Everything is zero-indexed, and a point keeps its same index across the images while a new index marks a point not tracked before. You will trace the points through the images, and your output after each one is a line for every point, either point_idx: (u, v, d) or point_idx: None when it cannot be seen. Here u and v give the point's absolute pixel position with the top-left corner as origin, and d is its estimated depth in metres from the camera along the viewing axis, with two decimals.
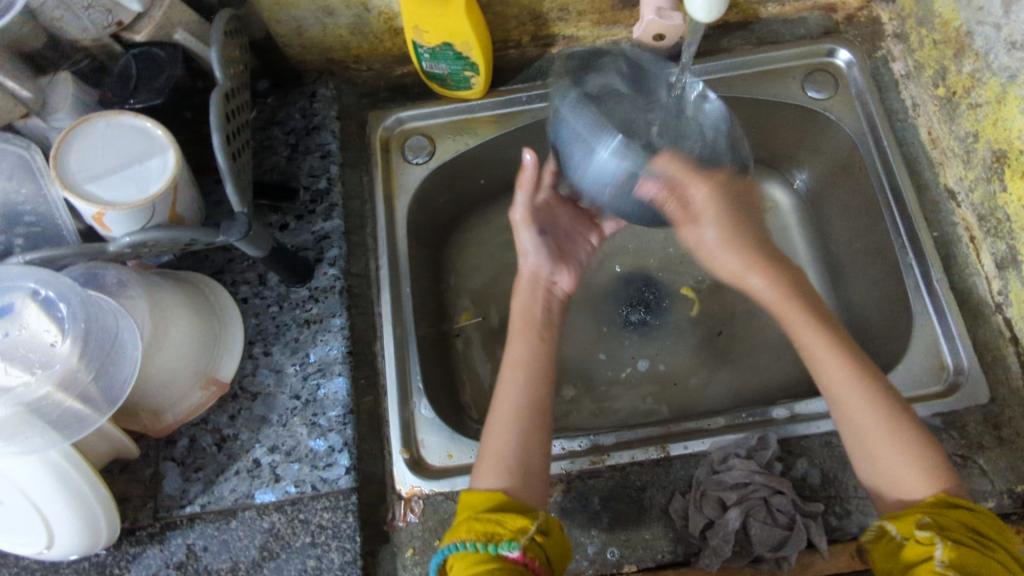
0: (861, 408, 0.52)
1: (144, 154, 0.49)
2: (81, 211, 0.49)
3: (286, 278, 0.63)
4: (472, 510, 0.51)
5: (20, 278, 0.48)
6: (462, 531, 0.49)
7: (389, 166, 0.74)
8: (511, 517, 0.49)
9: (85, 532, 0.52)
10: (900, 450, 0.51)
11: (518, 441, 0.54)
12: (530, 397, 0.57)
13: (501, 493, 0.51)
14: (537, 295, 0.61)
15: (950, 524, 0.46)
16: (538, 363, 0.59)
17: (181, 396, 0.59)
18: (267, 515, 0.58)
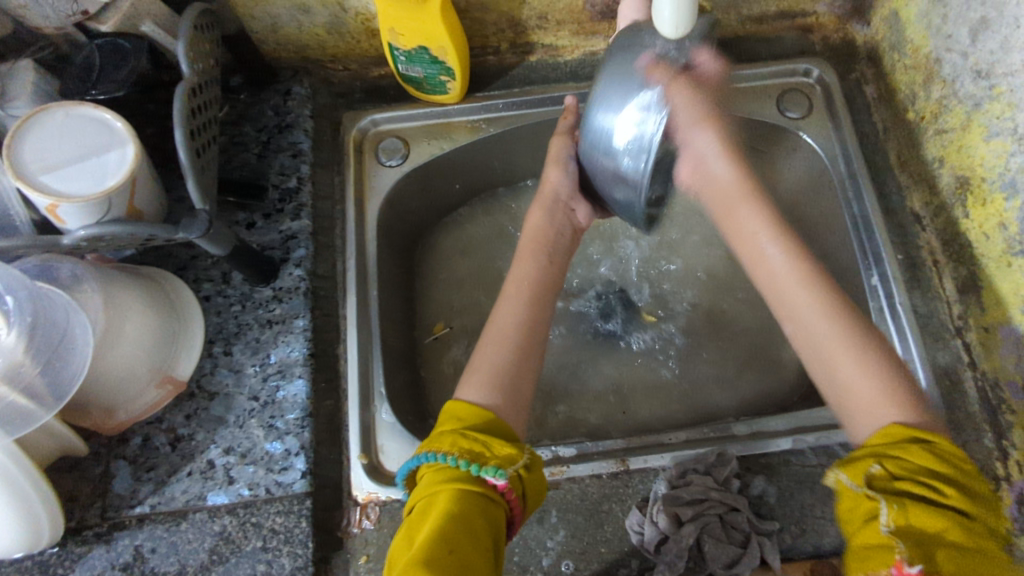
0: (819, 333, 0.51)
1: (102, 147, 0.48)
2: (35, 204, 0.48)
3: (249, 277, 0.62)
4: (458, 422, 0.51)
5: None
6: (445, 444, 0.49)
7: (361, 168, 0.73)
8: (497, 444, 0.49)
9: (26, 529, 0.50)
10: (867, 376, 0.48)
11: (514, 357, 0.55)
12: (535, 315, 0.58)
13: (489, 410, 0.51)
14: (551, 222, 0.62)
15: (904, 474, 0.43)
16: (545, 283, 0.60)
17: (136, 393, 0.58)
18: (219, 518, 0.57)
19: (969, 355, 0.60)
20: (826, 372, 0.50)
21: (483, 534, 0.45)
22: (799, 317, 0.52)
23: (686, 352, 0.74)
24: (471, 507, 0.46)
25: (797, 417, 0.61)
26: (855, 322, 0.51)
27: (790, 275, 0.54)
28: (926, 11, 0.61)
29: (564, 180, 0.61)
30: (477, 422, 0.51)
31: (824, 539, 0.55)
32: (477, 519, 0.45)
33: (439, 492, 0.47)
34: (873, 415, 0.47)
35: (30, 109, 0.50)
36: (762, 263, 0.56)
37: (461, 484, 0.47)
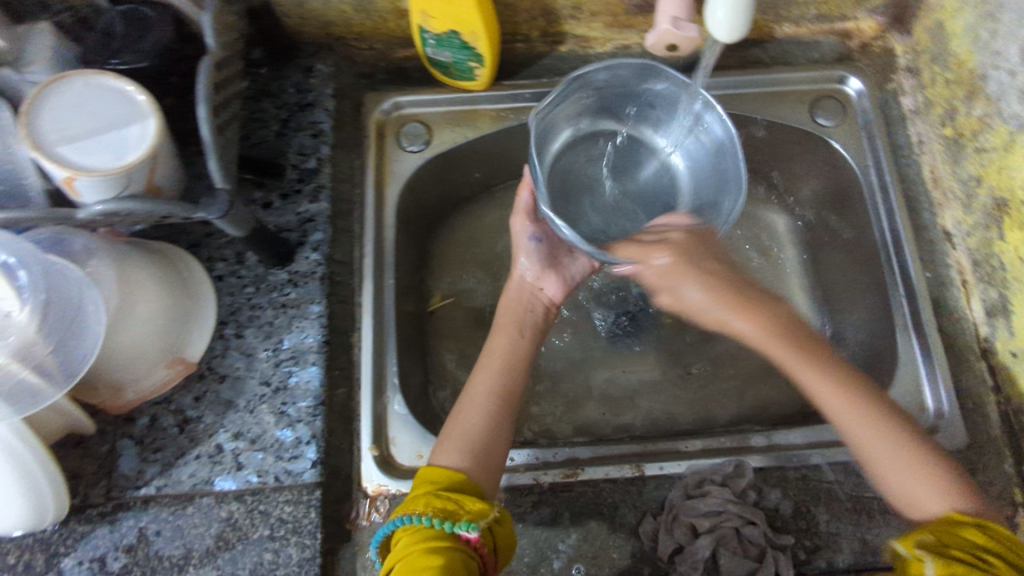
0: (869, 438, 0.52)
1: (123, 120, 0.46)
2: (51, 174, 0.46)
3: (265, 258, 0.61)
4: (432, 485, 0.50)
5: None
6: (419, 504, 0.48)
7: (383, 152, 0.71)
8: (469, 500, 0.48)
9: (33, 511, 0.49)
10: (920, 475, 0.50)
11: (488, 428, 0.55)
12: (506, 384, 0.57)
13: (459, 473, 0.51)
14: (522, 297, 0.63)
15: (952, 543, 0.46)
16: (514, 355, 0.59)
17: (145, 373, 0.56)
18: (226, 504, 0.56)
19: (993, 378, 0.59)
20: (864, 464, 0.52)
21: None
22: (857, 433, 0.52)
23: (701, 358, 0.73)
24: (451, 564, 0.44)
25: (813, 429, 0.62)
26: (892, 422, 0.52)
27: (844, 404, 0.52)
28: (974, 25, 0.60)
29: (530, 266, 0.63)
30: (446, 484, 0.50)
31: (836, 556, 0.56)
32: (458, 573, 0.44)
33: (415, 549, 0.45)
34: (925, 505, 0.50)
35: (49, 76, 0.48)
36: (821, 394, 0.53)
37: (438, 541, 0.46)
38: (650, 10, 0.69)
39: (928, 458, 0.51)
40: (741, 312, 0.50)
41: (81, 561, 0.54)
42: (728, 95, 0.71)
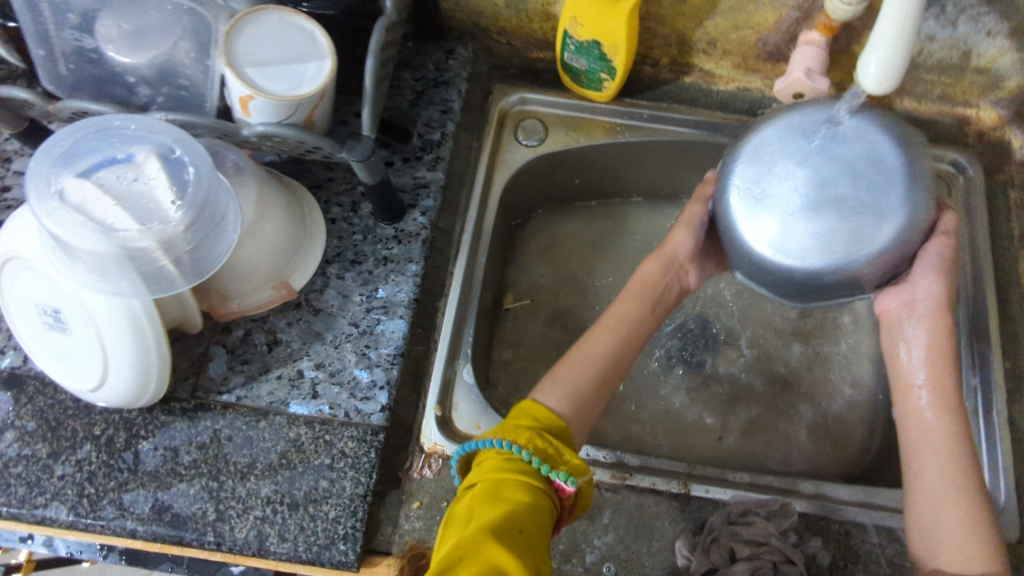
0: (935, 481, 0.53)
1: (303, 56, 0.51)
2: (231, 89, 0.51)
3: (379, 211, 0.65)
4: (534, 422, 0.53)
5: (159, 134, 0.50)
6: (523, 435, 0.51)
7: (499, 140, 0.75)
8: (570, 454, 0.50)
9: (134, 388, 0.53)
10: (966, 531, 0.51)
11: (591, 385, 0.57)
12: (620, 348, 0.60)
13: (559, 422, 0.54)
14: (661, 273, 0.64)
15: None
16: (637, 323, 0.61)
17: (253, 289, 0.60)
18: (296, 426, 0.59)
19: None
20: (914, 492, 0.54)
21: (542, 529, 0.47)
22: (925, 455, 0.54)
23: (759, 399, 0.74)
24: (539, 504, 0.48)
25: (861, 490, 0.63)
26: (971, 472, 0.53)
27: (935, 431, 0.54)
28: None
29: (686, 243, 0.64)
30: (550, 424, 0.53)
31: None
32: (541, 513, 0.48)
33: (511, 477, 0.48)
34: (958, 558, 0.50)
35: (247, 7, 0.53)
36: (913, 412, 0.56)
37: (531, 477, 0.49)
38: (780, 59, 0.73)
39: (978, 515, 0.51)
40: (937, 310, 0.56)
41: (157, 447, 0.58)
42: None
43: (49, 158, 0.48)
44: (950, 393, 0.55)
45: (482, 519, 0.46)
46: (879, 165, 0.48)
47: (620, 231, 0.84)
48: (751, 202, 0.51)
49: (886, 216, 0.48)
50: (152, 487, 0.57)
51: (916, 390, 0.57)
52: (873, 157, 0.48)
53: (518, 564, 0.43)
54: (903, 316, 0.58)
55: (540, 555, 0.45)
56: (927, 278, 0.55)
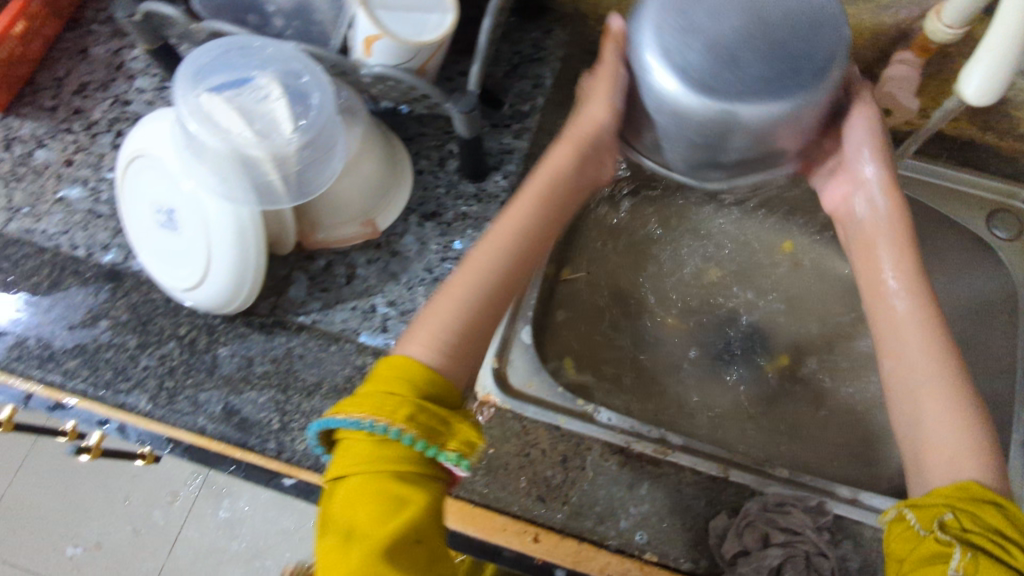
0: (909, 379, 0.52)
1: (428, 7, 0.54)
2: (359, 29, 0.54)
3: (466, 168, 0.68)
4: (410, 388, 0.45)
5: (290, 60, 0.53)
6: (400, 413, 0.43)
7: None
8: (455, 424, 0.45)
9: (225, 294, 0.56)
10: (948, 420, 0.49)
11: (464, 323, 0.50)
12: (511, 260, 0.53)
13: (427, 368, 0.47)
14: (569, 162, 0.56)
15: (976, 527, 0.44)
16: (553, 218, 0.55)
17: (342, 223, 0.64)
18: (363, 355, 0.63)
19: None
20: (906, 391, 0.52)
21: (437, 519, 0.45)
22: (902, 351, 0.53)
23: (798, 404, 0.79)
24: (430, 496, 0.44)
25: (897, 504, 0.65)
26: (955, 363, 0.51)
27: (911, 320, 0.53)
28: None
29: (602, 110, 0.54)
30: (426, 387, 0.46)
31: None
32: (433, 501, 0.45)
33: (399, 474, 0.43)
34: (958, 468, 0.47)
35: None
36: (887, 315, 0.54)
37: (421, 467, 0.44)
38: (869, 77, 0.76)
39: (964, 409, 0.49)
40: (880, 178, 0.57)
41: (234, 354, 0.61)
42: (924, 179, 0.78)
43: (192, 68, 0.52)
44: (919, 288, 0.54)
45: (369, 538, 0.42)
46: (810, 33, 0.46)
47: (691, 233, 0.89)
48: (671, 37, 0.47)
49: (817, 67, 0.46)
50: (225, 391, 0.60)
51: (884, 275, 0.56)
52: (810, 18, 0.46)
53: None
54: (849, 195, 0.60)
55: (437, 547, 0.44)
56: (868, 158, 0.56)
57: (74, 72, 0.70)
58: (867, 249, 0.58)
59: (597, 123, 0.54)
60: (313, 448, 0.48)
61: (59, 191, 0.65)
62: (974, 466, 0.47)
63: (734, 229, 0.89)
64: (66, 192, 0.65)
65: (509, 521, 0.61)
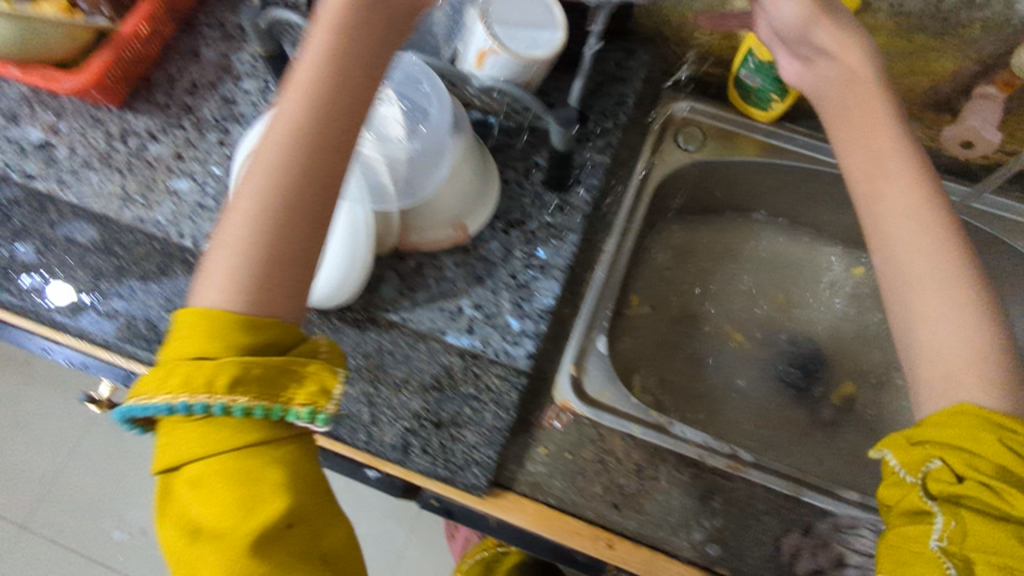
0: (907, 263, 0.54)
1: (540, 26, 0.57)
2: (474, 39, 0.57)
3: (553, 180, 0.70)
4: (225, 351, 0.43)
5: (408, 71, 0.58)
6: (221, 384, 0.42)
7: (661, 140, 0.81)
8: (287, 373, 0.44)
9: (330, 288, 0.58)
10: (951, 302, 0.52)
11: (263, 242, 0.46)
12: (302, 159, 0.47)
13: (229, 316, 0.44)
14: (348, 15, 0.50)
15: (967, 474, 0.46)
16: (334, 80, 0.49)
17: (436, 227, 0.66)
18: (449, 354, 0.65)
19: None
20: (910, 290, 0.53)
21: (301, 473, 0.46)
22: (891, 229, 0.55)
23: (857, 429, 0.81)
24: (279, 462, 0.45)
25: None
26: (955, 243, 0.53)
27: (912, 205, 0.54)
28: None
29: None
30: (247, 342, 0.44)
31: None
32: (295, 464, 0.46)
33: (244, 453, 0.44)
34: (950, 352, 0.51)
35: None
36: (869, 192, 0.56)
37: (262, 434, 0.44)
38: (944, 110, 0.78)
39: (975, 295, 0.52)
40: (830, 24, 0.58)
41: None
42: (995, 214, 0.80)
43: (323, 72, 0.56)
44: (890, 151, 0.56)
45: (233, 531, 0.43)
46: None
47: (754, 255, 0.91)
48: None
49: None
50: None
51: (858, 143, 0.57)
52: None
53: (297, 559, 0.44)
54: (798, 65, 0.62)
55: (311, 497, 0.46)
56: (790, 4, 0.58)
57: (186, 72, 0.73)
58: (863, 131, 0.57)
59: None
60: (131, 428, 0.45)
61: (170, 182, 0.67)
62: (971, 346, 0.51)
63: (797, 253, 0.91)
64: (175, 183, 0.68)
65: (584, 526, 0.62)
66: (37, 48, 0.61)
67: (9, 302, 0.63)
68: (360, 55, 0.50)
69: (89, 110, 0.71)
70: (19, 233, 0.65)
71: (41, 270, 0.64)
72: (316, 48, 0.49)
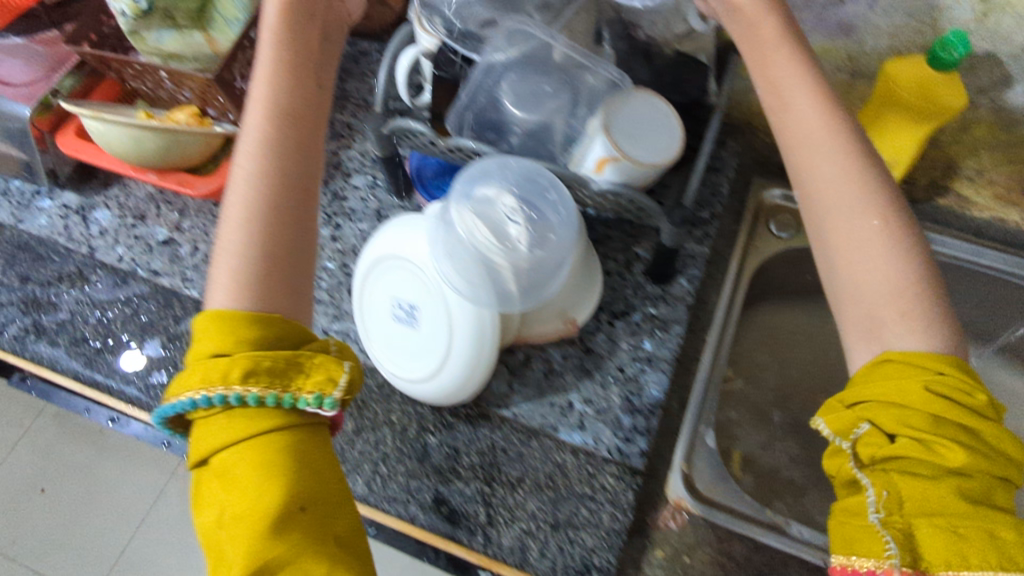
0: (832, 203, 0.52)
1: (659, 132, 0.57)
2: (595, 146, 0.57)
3: (657, 273, 0.71)
4: (237, 346, 0.45)
5: (529, 175, 0.57)
6: (233, 376, 0.43)
7: (754, 227, 0.81)
8: (298, 365, 0.46)
9: (453, 388, 0.59)
10: (877, 247, 0.50)
11: (258, 246, 0.49)
12: (275, 163, 0.51)
13: (235, 316, 0.46)
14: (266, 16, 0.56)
15: (894, 429, 0.44)
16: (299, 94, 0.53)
17: (546, 320, 0.67)
18: (563, 452, 0.64)
19: None
20: (826, 223, 0.52)
21: (316, 463, 0.45)
22: (818, 173, 0.52)
23: None
24: (292, 446, 0.45)
25: None
26: (870, 173, 0.52)
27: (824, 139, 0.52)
28: None
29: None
30: (258, 339, 0.46)
31: None
32: (310, 451, 0.45)
33: (262, 438, 0.44)
34: (881, 297, 0.49)
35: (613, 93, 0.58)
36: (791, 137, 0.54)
37: (279, 421, 0.44)
38: None
39: (886, 221, 0.50)
40: None
41: (443, 444, 0.64)
42: None
43: (460, 188, 0.56)
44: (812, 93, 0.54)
45: (250, 515, 0.42)
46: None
47: None
48: None
49: None
50: (435, 480, 0.63)
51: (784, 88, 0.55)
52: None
53: (309, 543, 0.42)
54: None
55: (322, 481, 0.45)
56: None
57: None
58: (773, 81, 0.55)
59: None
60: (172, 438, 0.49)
61: None
62: (903, 291, 0.49)
63: None
64: None
65: None
66: (175, 154, 0.64)
67: (135, 397, 0.64)
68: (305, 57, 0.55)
69: (210, 207, 0.74)
70: (145, 329, 0.67)
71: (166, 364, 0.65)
72: (265, 55, 0.53)
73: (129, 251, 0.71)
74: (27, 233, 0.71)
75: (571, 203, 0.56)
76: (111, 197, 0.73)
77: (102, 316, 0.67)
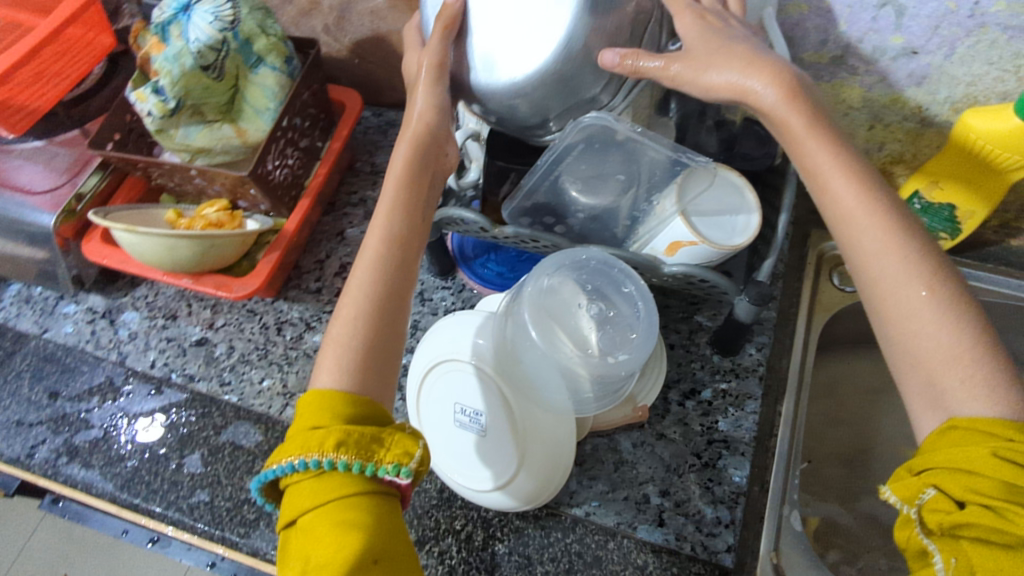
0: (883, 277, 0.42)
1: (733, 209, 0.52)
2: (665, 228, 0.52)
3: (724, 347, 0.67)
4: (333, 412, 0.41)
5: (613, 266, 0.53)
6: (329, 442, 0.39)
7: (816, 282, 0.77)
8: (393, 437, 0.40)
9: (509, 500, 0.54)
10: (944, 328, 0.39)
11: (358, 370, 0.43)
12: (384, 281, 0.46)
13: (334, 394, 0.41)
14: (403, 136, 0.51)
15: (965, 496, 0.35)
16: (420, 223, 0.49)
17: (613, 411, 0.63)
18: (644, 553, 0.58)
19: None
20: (869, 291, 0.42)
21: (396, 541, 0.39)
22: (858, 240, 0.43)
23: None
24: (372, 516, 0.38)
25: None
26: (908, 223, 0.43)
27: (853, 196, 0.43)
28: None
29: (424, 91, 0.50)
30: (352, 410, 0.41)
31: None
32: (392, 522, 0.39)
33: (341, 504, 0.38)
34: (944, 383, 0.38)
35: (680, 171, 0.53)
36: (831, 209, 0.45)
37: (363, 489, 0.39)
38: None
39: (934, 282, 0.40)
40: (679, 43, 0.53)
41: (512, 552, 0.59)
42: None
43: (537, 279, 0.53)
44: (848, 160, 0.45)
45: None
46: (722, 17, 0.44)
47: None
48: None
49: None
50: None
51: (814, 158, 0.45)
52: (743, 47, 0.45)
53: None
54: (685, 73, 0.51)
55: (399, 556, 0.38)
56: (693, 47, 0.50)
57: (334, 254, 0.73)
58: (778, 126, 0.46)
59: (429, 124, 0.50)
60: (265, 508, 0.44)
61: None
62: (969, 373, 0.38)
63: None
64: None
65: None
66: (211, 258, 0.60)
67: (172, 518, 0.58)
68: (427, 191, 0.50)
69: (244, 302, 0.70)
70: (185, 441, 0.61)
71: (203, 477, 0.59)
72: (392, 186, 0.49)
73: (161, 355, 0.66)
74: (53, 342, 0.67)
75: (649, 297, 0.50)
76: (139, 297, 0.70)
77: (136, 427, 0.62)
